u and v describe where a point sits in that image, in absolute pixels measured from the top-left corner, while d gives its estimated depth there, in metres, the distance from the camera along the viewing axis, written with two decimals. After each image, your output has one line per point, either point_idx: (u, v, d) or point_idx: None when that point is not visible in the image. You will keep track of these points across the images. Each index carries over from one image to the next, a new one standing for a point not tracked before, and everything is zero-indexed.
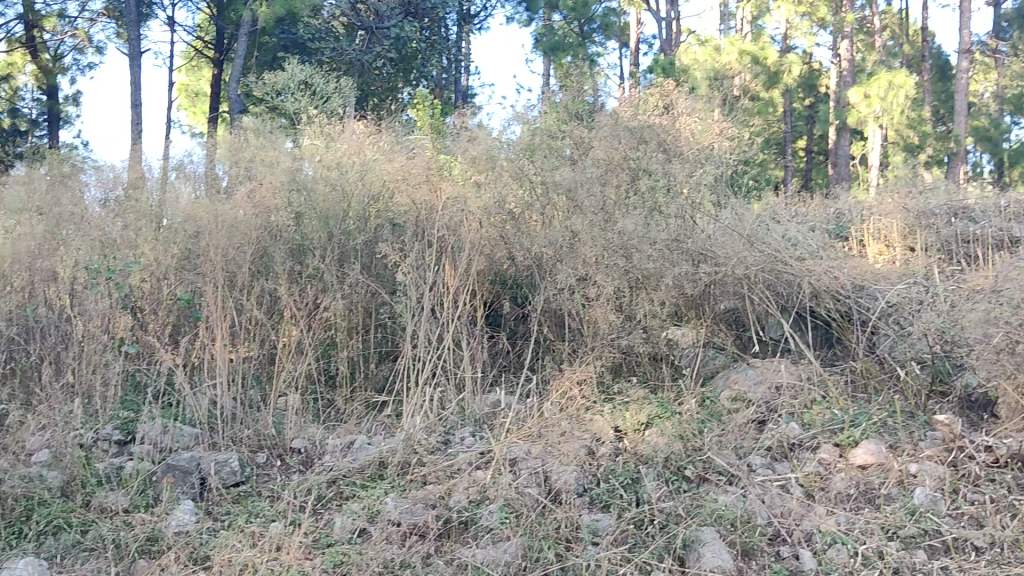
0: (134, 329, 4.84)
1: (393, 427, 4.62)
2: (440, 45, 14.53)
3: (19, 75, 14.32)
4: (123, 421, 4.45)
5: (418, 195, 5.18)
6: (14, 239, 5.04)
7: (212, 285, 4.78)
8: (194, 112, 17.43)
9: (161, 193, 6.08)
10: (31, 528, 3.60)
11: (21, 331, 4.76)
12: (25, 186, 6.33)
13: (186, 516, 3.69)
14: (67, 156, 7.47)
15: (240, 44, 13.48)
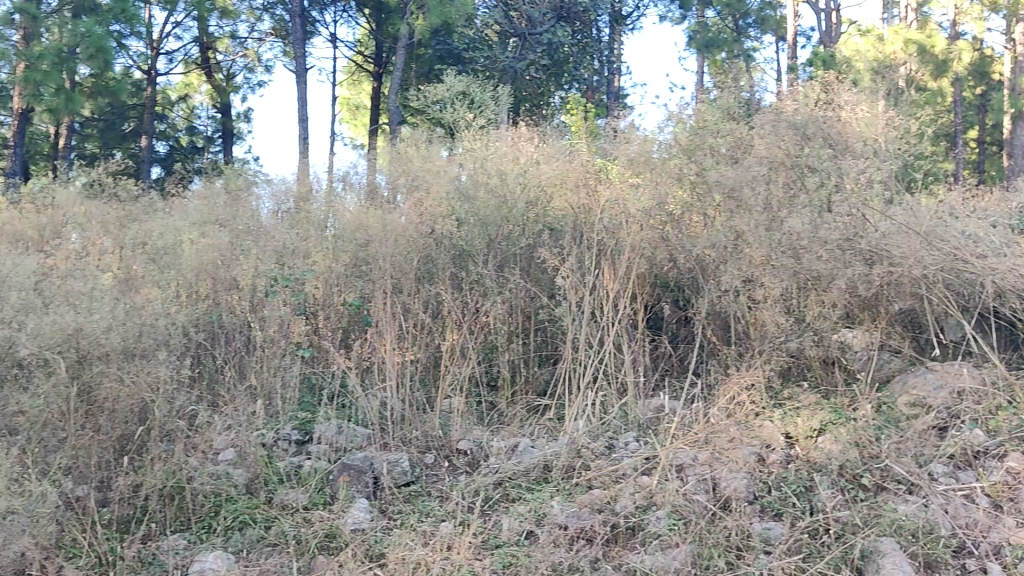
0: (311, 331, 5.11)
1: (556, 431, 4.60)
2: (593, 47, 14.64)
3: (196, 94, 15.14)
4: (301, 421, 4.61)
5: (577, 199, 5.16)
6: (200, 249, 5.25)
7: (380, 292, 4.93)
8: (356, 125, 18.10)
9: (326, 203, 6.47)
10: (219, 523, 3.77)
11: (208, 337, 4.80)
12: (205, 200, 6.87)
13: (361, 514, 3.79)
14: (238, 172, 7.86)
15: (398, 56, 13.88)
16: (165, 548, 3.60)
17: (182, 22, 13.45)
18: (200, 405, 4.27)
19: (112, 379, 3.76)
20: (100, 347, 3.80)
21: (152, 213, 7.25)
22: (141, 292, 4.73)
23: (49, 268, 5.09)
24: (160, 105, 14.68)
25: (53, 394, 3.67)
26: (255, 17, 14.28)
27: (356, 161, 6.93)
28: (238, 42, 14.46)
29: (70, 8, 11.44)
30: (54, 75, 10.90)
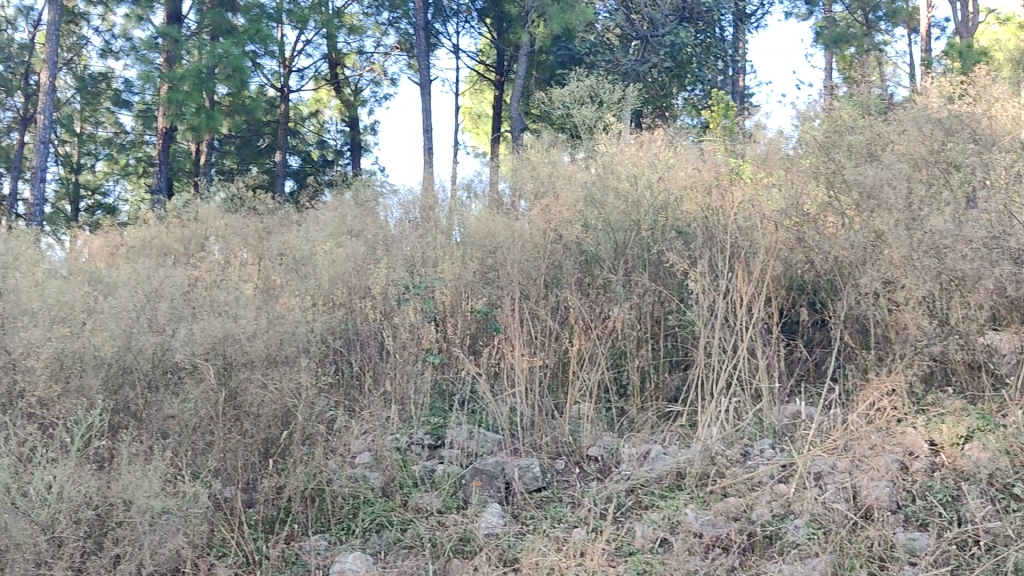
0: (442, 337, 5.15)
1: (688, 437, 4.50)
2: (717, 47, 14.24)
3: (325, 109, 15.62)
4: (433, 426, 4.65)
5: (709, 202, 5.13)
6: (335, 260, 5.42)
7: (510, 298, 4.98)
8: (478, 134, 17.99)
9: (451, 211, 6.67)
10: (357, 525, 3.85)
11: (343, 343, 4.88)
12: (337, 213, 7.18)
13: (494, 519, 3.81)
14: (367, 185, 8.09)
15: (520, 64, 13.97)
16: (308, 548, 3.70)
17: (312, 40, 13.87)
18: (338, 409, 4.37)
19: (257, 385, 3.93)
20: (245, 355, 4.01)
21: (287, 225, 7.52)
22: (281, 301, 4.91)
23: (195, 280, 5.33)
24: (292, 121, 15.34)
25: (203, 401, 3.85)
26: (381, 31, 14.60)
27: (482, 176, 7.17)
28: (365, 57, 14.80)
29: (208, 30, 12.32)
30: (196, 95, 11.40)
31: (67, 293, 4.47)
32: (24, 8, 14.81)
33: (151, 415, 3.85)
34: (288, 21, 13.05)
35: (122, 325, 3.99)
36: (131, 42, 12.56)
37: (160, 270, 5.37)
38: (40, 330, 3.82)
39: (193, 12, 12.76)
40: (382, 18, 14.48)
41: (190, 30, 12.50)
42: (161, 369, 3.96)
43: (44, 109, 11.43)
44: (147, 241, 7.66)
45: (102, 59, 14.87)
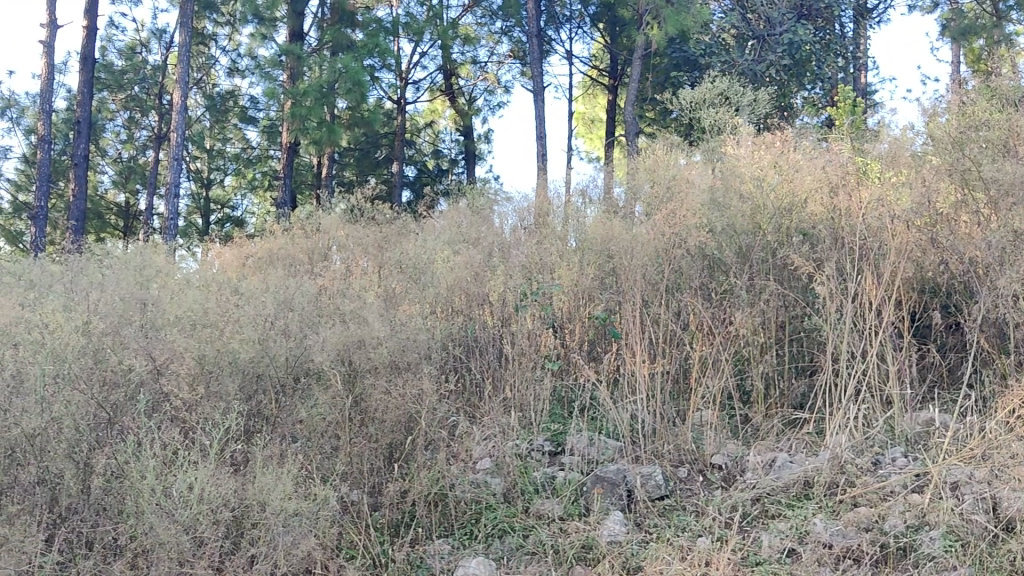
0: (561, 344, 5.17)
1: (815, 445, 4.37)
2: (836, 43, 13.82)
3: (440, 119, 15.83)
4: (553, 432, 4.62)
5: (836, 202, 5.07)
6: (454, 267, 5.49)
7: (631, 304, 4.94)
8: (591, 138, 18.15)
9: (566, 216, 6.70)
10: (480, 530, 3.86)
11: (464, 350, 4.94)
12: (454, 221, 7.30)
13: (617, 526, 3.74)
14: (483, 192, 8.25)
15: (634, 67, 13.87)
16: (431, 551, 3.70)
17: (428, 52, 14.12)
18: (460, 415, 4.42)
19: (381, 391, 4.03)
20: (370, 362, 4.16)
21: (405, 233, 7.70)
22: (403, 309, 5.01)
23: (321, 289, 5.49)
24: (408, 132, 15.65)
25: (332, 407, 3.97)
26: (494, 40, 14.76)
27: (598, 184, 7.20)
28: (479, 66, 14.96)
29: (329, 46, 12.67)
30: (317, 109, 11.72)
31: (204, 303, 4.66)
32: (158, 31, 15.54)
33: (283, 419, 3.94)
34: (404, 35, 13.33)
35: (258, 332, 4.15)
36: (256, 60, 13.01)
37: (288, 279, 5.57)
38: (183, 338, 4.00)
39: (314, 29, 13.15)
40: (495, 27, 14.66)
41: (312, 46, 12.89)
42: (292, 376, 4.09)
43: (177, 127, 11.94)
44: (272, 251, 7.96)
45: (229, 77, 15.46)
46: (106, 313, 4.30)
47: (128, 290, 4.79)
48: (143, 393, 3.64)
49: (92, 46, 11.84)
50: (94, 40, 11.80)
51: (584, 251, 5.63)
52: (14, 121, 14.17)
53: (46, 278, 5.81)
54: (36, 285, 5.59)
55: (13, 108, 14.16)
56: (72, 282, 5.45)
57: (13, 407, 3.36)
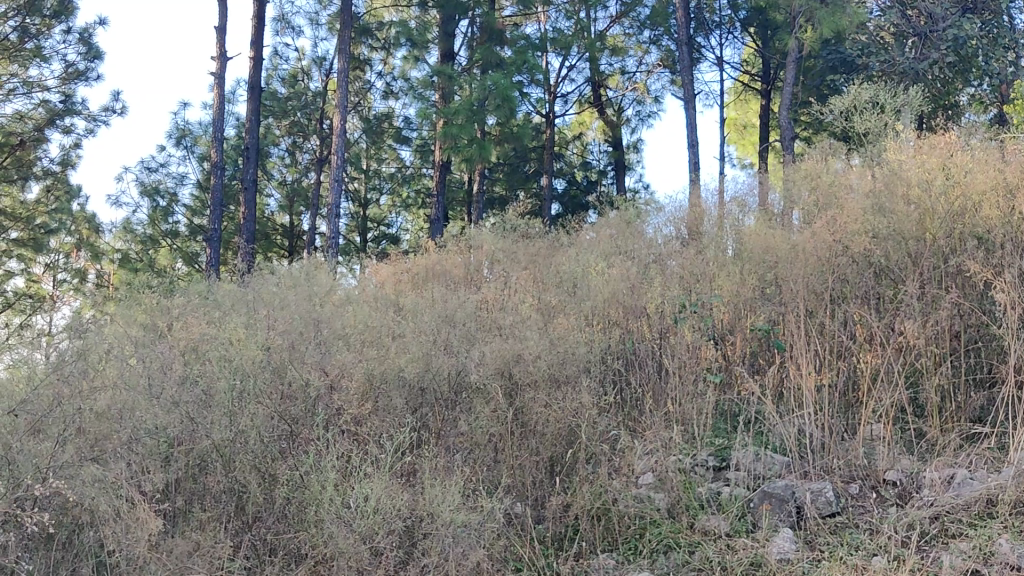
0: (722, 357, 5.03)
1: (998, 462, 4.11)
2: (1005, 36, 13.03)
3: (588, 131, 15.93)
4: (718, 447, 4.48)
5: (1013, 205, 4.80)
6: (611, 280, 5.49)
7: (793, 316, 4.82)
8: (743, 143, 17.81)
9: (720, 226, 6.59)
10: (645, 546, 3.79)
11: (623, 362, 4.91)
12: (608, 232, 7.31)
13: (787, 544, 3.63)
14: (633, 204, 8.22)
15: (788, 72, 13.51)
16: (595, 566, 3.67)
17: (576, 65, 14.18)
18: (620, 429, 4.38)
19: (540, 404, 4.10)
20: (529, 376, 4.22)
21: (555, 247, 7.74)
22: (560, 323, 5.03)
23: (480, 304, 5.58)
24: (557, 145, 15.76)
25: (497, 421, 4.06)
26: (642, 50, 14.69)
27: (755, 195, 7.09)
28: (628, 76, 14.91)
29: (479, 64, 12.88)
30: (468, 127, 11.83)
31: (372, 320, 4.83)
32: (318, 59, 16.20)
33: (446, 431, 4.02)
34: (552, 50, 13.45)
35: (422, 348, 4.28)
36: (409, 82, 13.35)
37: (447, 295, 5.67)
38: (353, 354, 4.15)
39: (464, 48, 13.41)
40: (643, 37, 14.60)
41: (462, 66, 13.15)
42: (455, 388, 4.18)
43: (337, 150, 12.39)
44: (426, 266, 8.13)
45: (384, 100, 15.97)
46: (283, 331, 4.51)
47: (301, 308, 5.02)
48: (320, 407, 3.80)
49: (259, 75, 12.45)
50: (261, 70, 12.41)
51: (743, 262, 5.51)
52: (189, 149, 15.04)
53: (220, 298, 6.12)
54: (212, 304, 5.90)
55: (188, 137, 15.04)
56: (245, 301, 5.73)
57: (203, 421, 3.61)
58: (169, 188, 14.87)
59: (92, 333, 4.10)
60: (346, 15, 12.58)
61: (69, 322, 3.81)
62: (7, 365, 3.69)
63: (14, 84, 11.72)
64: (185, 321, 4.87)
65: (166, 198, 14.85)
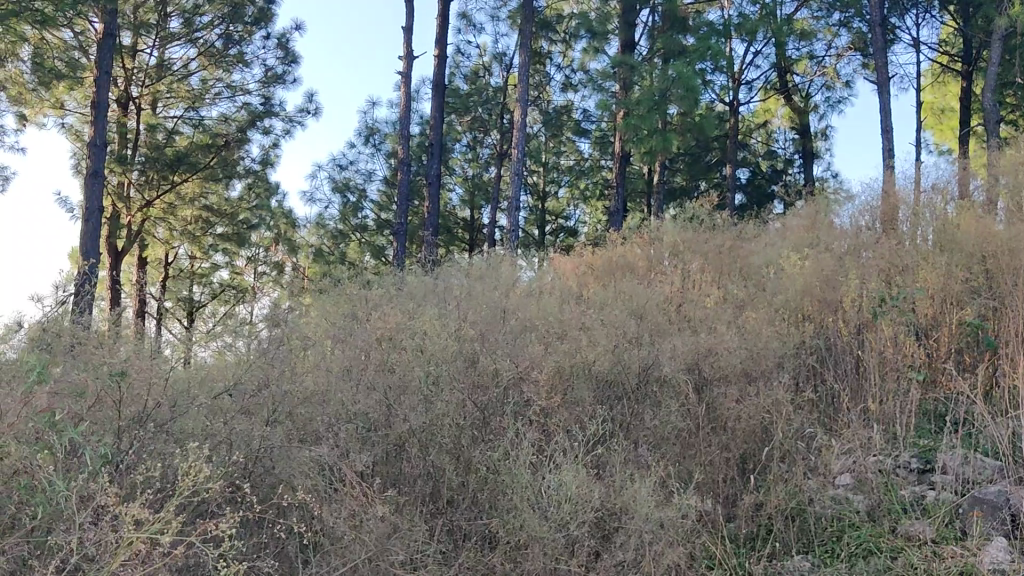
0: (927, 356, 4.75)
1: None
2: None
3: (773, 119, 15.46)
4: (922, 449, 4.21)
5: None
6: (800, 273, 5.34)
7: (1006, 310, 4.54)
8: (941, 129, 16.84)
9: (917, 216, 6.26)
10: (843, 549, 3.57)
11: (818, 359, 4.71)
12: (799, 224, 7.08)
13: (1001, 554, 3.31)
14: (820, 192, 7.93)
15: (994, 50, 12.64)
16: (790, 568, 3.47)
17: (762, 50, 13.77)
18: (817, 427, 4.20)
19: (732, 400, 4.01)
20: (719, 370, 4.20)
21: (740, 237, 7.53)
22: (750, 318, 4.93)
23: (668, 297, 5.51)
24: (741, 134, 15.39)
25: (686, 417, 4.00)
26: (832, 33, 14.09)
27: (958, 184, 6.74)
28: (817, 62, 14.27)
29: (661, 53, 12.67)
30: (649, 117, 11.54)
31: (560, 313, 4.90)
32: (499, 54, 16.44)
33: (635, 426, 3.96)
34: (737, 36, 13.11)
35: (611, 342, 4.34)
36: (589, 73, 13.33)
37: (632, 288, 5.62)
38: (540, 346, 4.22)
39: (645, 37, 13.26)
40: (833, 20, 14.02)
41: (643, 55, 12.99)
42: (643, 381, 4.18)
43: (518, 144, 12.48)
44: (604, 256, 8.08)
45: (563, 93, 16.04)
46: (475, 321, 4.62)
47: (490, 300, 5.11)
48: (512, 397, 3.87)
49: (443, 72, 12.75)
50: (444, 67, 12.70)
51: (948, 252, 5.20)
52: (377, 146, 15.60)
53: (405, 291, 6.27)
54: (403, 295, 6.11)
55: (376, 135, 15.61)
56: (434, 293, 5.90)
57: (398, 407, 3.76)
58: (358, 184, 15.47)
59: (289, 323, 4.24)
60: (528, 10, 12.70)
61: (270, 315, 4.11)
62: (211, 352, 3.87)
63: (219, 88, 12.50)
64: (379, 312, 5.04)
65: (356, 193, 15.45)
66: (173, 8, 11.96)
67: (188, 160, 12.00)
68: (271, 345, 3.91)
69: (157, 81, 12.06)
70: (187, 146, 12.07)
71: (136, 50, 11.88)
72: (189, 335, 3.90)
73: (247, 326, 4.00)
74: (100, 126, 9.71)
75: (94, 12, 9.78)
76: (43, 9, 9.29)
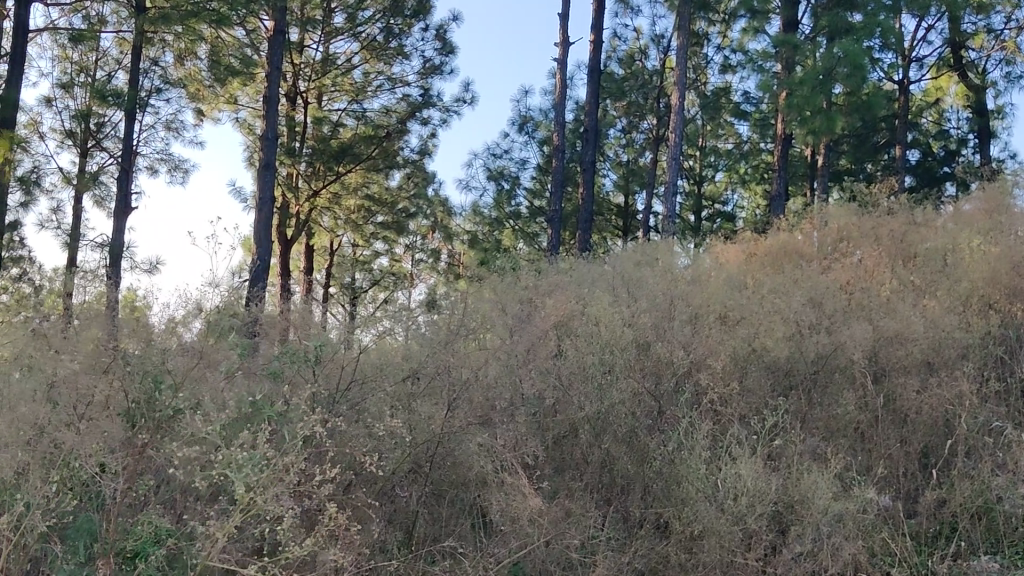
0: None
1: None
2: None
3: (945, 97, 14.69)
4: None
5: None
6: (984, 260, 5.08)
7: None
8: None
9: None
10: None
11: (1009, 350, 4.45)
12: (979, 208, 6.70)
13: None
14: (1000, 173, 7.50)
15: None
16: (977, 569, 3.25)
17: (934, 25, 13.06)
18: (1008, 421, 3.97)
19: (913, 391, 3.89)
20: (898, 361, 4.11)
21: (912, 220, 7.21)
22: (930, 306, 4.71)
23: (840, 284, 5.32)
24: (910, 114, 14.71)
25: (863, 409, 3.90)
26: (1012, 5, 13.25)
27: None
28: (995, 35, 13.43)
29: (826, 32, 12.02)
30: (814, 98, 11.12)
31: (729, 303, 4.81)
32: (656, 38, 16.23)
33: (812, 416, 3.88)
34: (908, 10, 12.47)
35: (788, 329, 4.27)
36: (749, 54, 13.02)
37: (800, 276, 5.48)
38: (713, 335, 4.24)
39: (808, 16, 12.76)
40: None
41: (806, 34, 12.53)
42: (824, 371, 4.09)
43: (675, 127, 12.27)
44: (764, 241, 7.91)
45: (721, 75, 15.70)
46: (648, 309, 4.60)
47: (657, 288, 5.07)
48: (686, 387, 3.87)
49: (599, 57, 12.67)
50: (600, 53, 12.65)
51: None
52: (531, 134, 15.69)
53: (563, 278, 6.31)
54: (567, 281, 6.14)
55: (530, 123, 15.72)
56: (600, 280, 5.90)
57: (573, 392, 3.85)
58: (512, 172, 15.62)
59: (449, 308, 4.33)
60: None
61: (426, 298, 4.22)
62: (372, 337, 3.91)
63: (380, 81, 12.85)
64: (547, 299, 5.09)
65: (510, 181, 15.60)
66: (337, 4, 12.35)
67: (351, 152, 12.37)
68: (433, 329, 4.07)
69: (323, 76, 12.52)
70: (351, 138, 12.47)
71: (302, 46, 12.34)
72: (352, 321, 3.95)
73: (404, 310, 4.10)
74: (271, 120, 10.12)
75: (265, 10, 10.23)
76: (219, 9, 9.74)
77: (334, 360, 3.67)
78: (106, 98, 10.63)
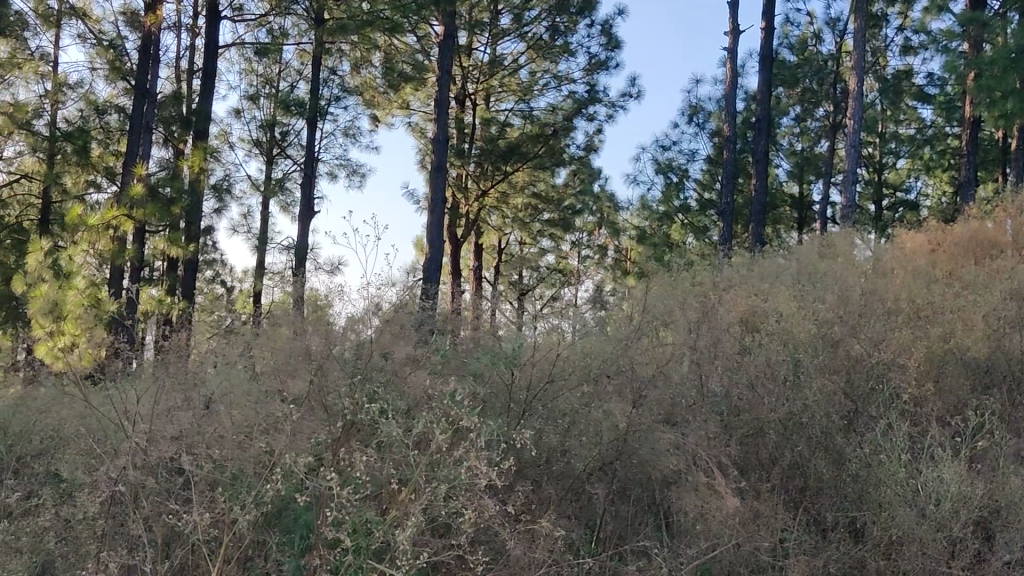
0: None
1: None
2: None
3: None
4: None
5: None
6: None
7: None
8: None
9: None
10: None
11: None
12: None
13: None
14: None
15: None
16: None
17: None
18: None
19: None
20: None
21: None
22: None
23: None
24: None
25: None
26: None
27: None
28: None
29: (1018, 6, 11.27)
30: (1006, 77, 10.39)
31: (922, 299, 4.62)
32: (830, 21, 15.68)
33: (1019, 418, 3.64)
34: None
35: (989, 325, 4.05)
36: (932, 34, 12.35)
37: (1000, 269, 5.17)
38: (908, 332, 4.08)
39: None
40: None
41: (994, 10, 11.79)
42: None
43: (853, 113, 11.77)
44: (955, 229, 7.52)
45: (902, 57, 15.00)
46: (836, 303, 4.48)
47: (843, 283, 4.92)
48: (884, 387, 3.72)
49: (772, 44, 12.33)
50: (772, 39, 12.30)
51: None
52: (701, 125, 15.46)
53: (741, 272, 6.21)
54: (746, 275, 6.05)
55: (700, 114, 15.48)
56: (780, 274, 5.79)
57: (764, 391, 3.75)
58: (681, 165, 15.44)
59: (616, 305, 4.33)
60: None
61: (595, 295, 4.24)
62: (541, 333, 3.98)
63: (547, 79, 12.96)
64: (728, 294, 5.04)
65: (679, 173, 15.41)
66: (504, 6, 12.57)
67: (519, 151, 12.45)
68: (602, 324, 4.11)
69: (491, 77, 12.76)
70: (518, 137, 12.53)
71: (471, 48, 12.62)
72: (525, 318, 4.01)
73: (574, 308, 4.13)
74: (442, 122, 10.35)
75: (436, 15, 10.49)
76: (391, 17, 10.04)
77: (533, 357, 3.79)
78: (289, 106, 11.20)
